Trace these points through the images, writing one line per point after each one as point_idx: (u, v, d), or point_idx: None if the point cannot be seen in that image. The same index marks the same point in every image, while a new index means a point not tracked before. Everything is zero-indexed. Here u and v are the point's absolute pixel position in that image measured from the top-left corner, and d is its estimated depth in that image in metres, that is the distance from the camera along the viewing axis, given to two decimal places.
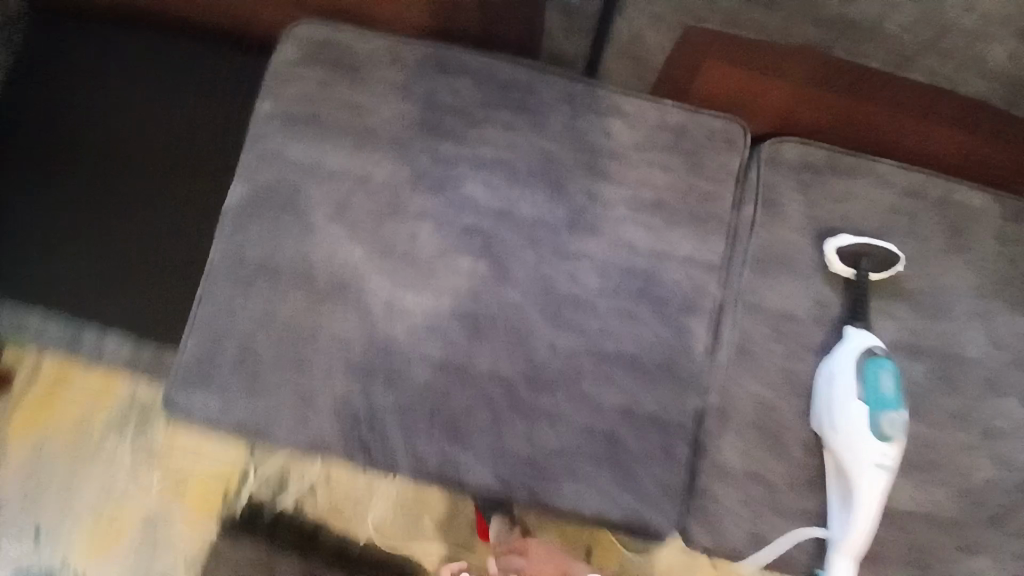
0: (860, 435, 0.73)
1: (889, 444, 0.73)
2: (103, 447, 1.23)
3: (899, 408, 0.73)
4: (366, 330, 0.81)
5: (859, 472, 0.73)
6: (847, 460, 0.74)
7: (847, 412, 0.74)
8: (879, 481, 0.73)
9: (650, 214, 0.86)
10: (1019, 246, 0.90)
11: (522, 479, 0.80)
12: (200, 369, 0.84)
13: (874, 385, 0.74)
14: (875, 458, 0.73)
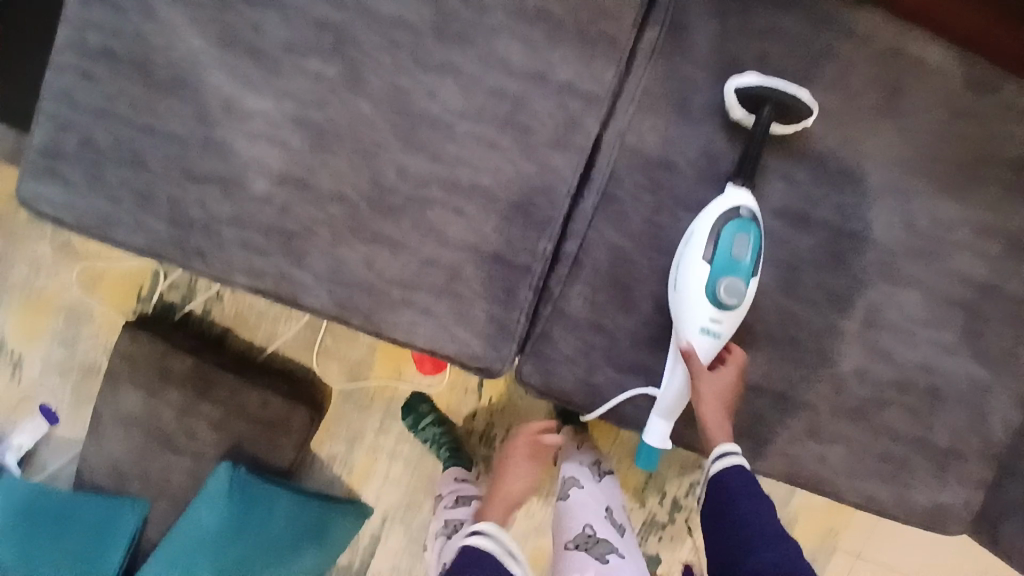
0: (692, 297, 0.71)
1: (721, 310, 0.70)
2: (26, 240, 1.23)
3: (742, 275, 0.70)
4: (202, 128, 0.75)
5: (686, 333, 0.73)
6: (677, 320, 0.73)
7: (688, 272, 0.71)
8: (704, 347, 0.72)
9: (531, 24, 0.73)
10: (964, 119, 0.77)
11: (358, 304, 0.78)
12: (43, 160, 0.78)
13: (722, 249, 0.70)
14: (702, 322, 0.71)
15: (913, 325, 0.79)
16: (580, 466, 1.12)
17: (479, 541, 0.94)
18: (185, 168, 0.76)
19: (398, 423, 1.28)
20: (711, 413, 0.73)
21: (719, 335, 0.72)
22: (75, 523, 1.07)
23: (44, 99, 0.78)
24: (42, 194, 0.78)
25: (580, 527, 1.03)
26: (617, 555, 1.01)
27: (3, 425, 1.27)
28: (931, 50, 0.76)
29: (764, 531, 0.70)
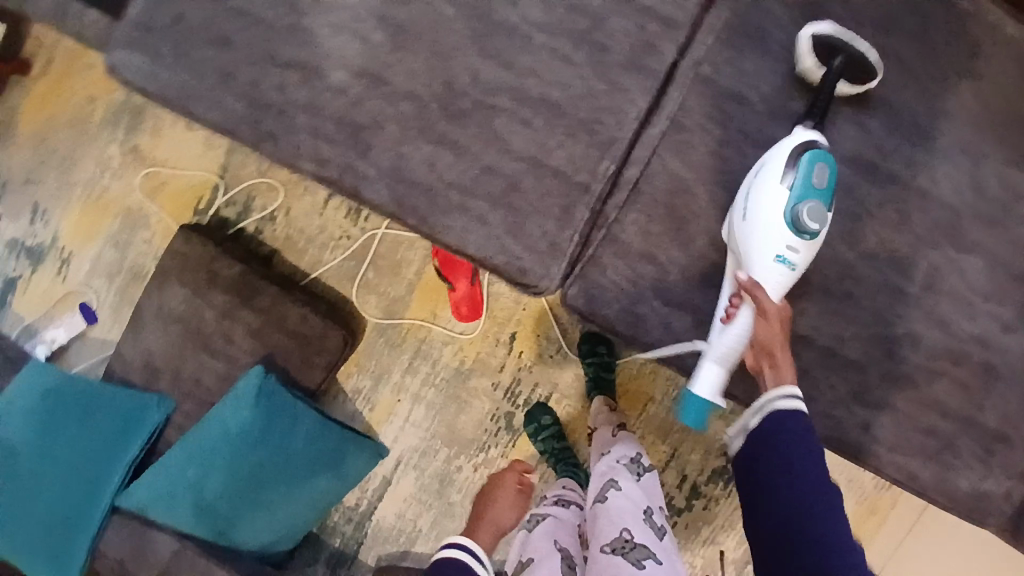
0: (770, 223, 0.70)
1: (798, 239, 0.70)
2: (98, 142, 1.30)
3: (822, 203, 0.69)
4: (291, 15, 0.78)
5: (758, 262, 0.71)
6: (749, 250, 0.71)
7: (766, 200, 0.70)
8: (778, 277, 0.71)
9: None
10: None
11: (415, 203, 0.79)
12: (139, 32, 0.81)
13: (801, 175, 0.69)
14: (777, 250, 0.70)
15: (974, 295, 0.76)
16: (619, 466, 1.05)
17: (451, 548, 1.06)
18: (269, 52, 0.79)
19: (426, 365, 1.28)
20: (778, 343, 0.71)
21: (793, 264, 0.70)
22: (93, 415, 1.08)
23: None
24: (132, 64, 0.81)
25: (617, 530, 0.97)
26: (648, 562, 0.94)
27: (42, 319, 1.33)
28: (1011, 21, 0.76)
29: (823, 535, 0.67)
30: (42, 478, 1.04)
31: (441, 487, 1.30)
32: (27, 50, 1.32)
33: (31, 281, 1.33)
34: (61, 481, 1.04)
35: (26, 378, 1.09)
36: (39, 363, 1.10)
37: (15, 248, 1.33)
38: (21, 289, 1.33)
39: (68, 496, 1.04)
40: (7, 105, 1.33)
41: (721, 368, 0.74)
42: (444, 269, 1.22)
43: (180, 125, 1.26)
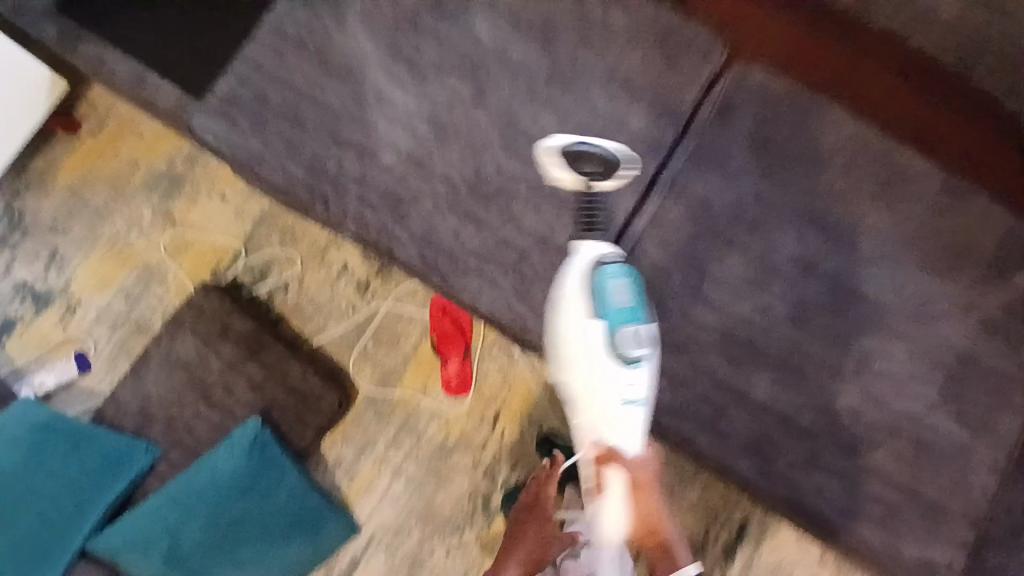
0: (609, 371, 0.84)
1: (632, 370, 0.84)
2: (132, 202, 1.38)
3: (641, 335, 0.84)
4: (354, 107, 0.96)
5: (614, 404, 0.85)
6: (603, 399, 0.85)
7: (597, 357, 0.85)
8: (635, 413, 0.86)
9: (618, 88, 0.98)
10: (947, 215, 0.95)
11: (439, 264, 0.94)
12: (222, 105, 0.98)
13: (611, 316, 0.84)
14: (623, 398, 0.85)
15: (902, 376, 0.91)
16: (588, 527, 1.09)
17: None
18: (332, 132, 0.96)
19: (410, 437, 1.32)
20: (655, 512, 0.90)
21: (641, 396, 0.85)
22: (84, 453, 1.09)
23: (238, 63, 0.99)
24: (211, 128, 0.97)
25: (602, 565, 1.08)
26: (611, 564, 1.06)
27: (32, 362, 1.34)
28: (919, 162, 0.96)
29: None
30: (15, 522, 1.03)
31: (410, 569, 1.28)
32: (79, 112, 1.41)
33: (30, 324, 1.36)
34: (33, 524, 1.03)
35: (14, 415, 1.08)
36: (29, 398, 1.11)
37: (22, 290, 1.37)
38: (18, 332, 1.35)
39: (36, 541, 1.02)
40: (50, 160, 1.41)
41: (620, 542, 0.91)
42: (439, 342, 1.31)
43: (215, 197, 1.37)
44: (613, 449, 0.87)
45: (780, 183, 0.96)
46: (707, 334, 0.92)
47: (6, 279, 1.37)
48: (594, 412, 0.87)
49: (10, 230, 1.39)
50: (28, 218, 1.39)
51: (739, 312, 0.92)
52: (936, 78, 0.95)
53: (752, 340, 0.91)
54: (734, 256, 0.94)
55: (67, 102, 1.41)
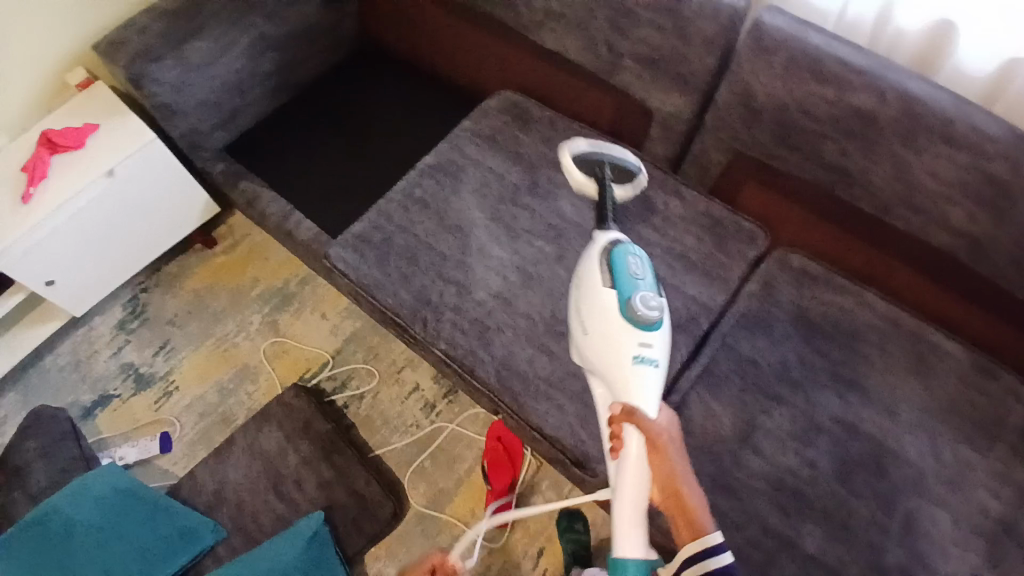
0: (619, 331, 0.91)
1: (644, 330, 0.90)
2: (245, 309, 1.57)
3: (656, 299, 0.91)
4: (461, 255, 1.20)
5: (626, 366, 0.89)
6: (616, 362, 0.90)
7: (614, 316, 0.91)
8: (648, 374, 0.89)
9: (676, 259, 1.18)
10: (977, 391, 1.04)
11: (514, 386, 1.07)
12: (354, 240, 1.22)
13: (626, 282, 0.92)
14: (637, 355, 0.89)
15: (948, 542, 0.94)
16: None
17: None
18: (439, 271, 1.18)
19: (455, 564, 1.33)
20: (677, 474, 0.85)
21: (654, 357, 0.90)
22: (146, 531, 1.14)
23: (374, 211, 1.26)
24: (345, 258, 1.20)
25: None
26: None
27: (117, 436, 1.44)
28: (947, 340, 1.08)
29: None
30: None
31: None
32: (218, 232, 1.67)
33: (125, 402, 1.47)
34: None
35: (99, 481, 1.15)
36: (114, 467, 1.18)
37: (127, 370, 1.51)
38: (113, 407, 1.47)
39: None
40: (183, 266, 1.63)
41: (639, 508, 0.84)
42: (490, 468, 1.36)
43: (317, 313, 1.57)
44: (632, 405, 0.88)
45: (817, 348, 1.09)
46: (754, 480, 0.99)
47: (116, 358, 1.52)
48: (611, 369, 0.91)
49: (131, 316, 1.57)
50: (150, 308, 1.58)
51: (785, 462, 1.00)
52: (959, 272, 1.09)
53: (799, 490, 0.98)
54: (780, 410, 1.04)
55: (210, 221, 1.67)
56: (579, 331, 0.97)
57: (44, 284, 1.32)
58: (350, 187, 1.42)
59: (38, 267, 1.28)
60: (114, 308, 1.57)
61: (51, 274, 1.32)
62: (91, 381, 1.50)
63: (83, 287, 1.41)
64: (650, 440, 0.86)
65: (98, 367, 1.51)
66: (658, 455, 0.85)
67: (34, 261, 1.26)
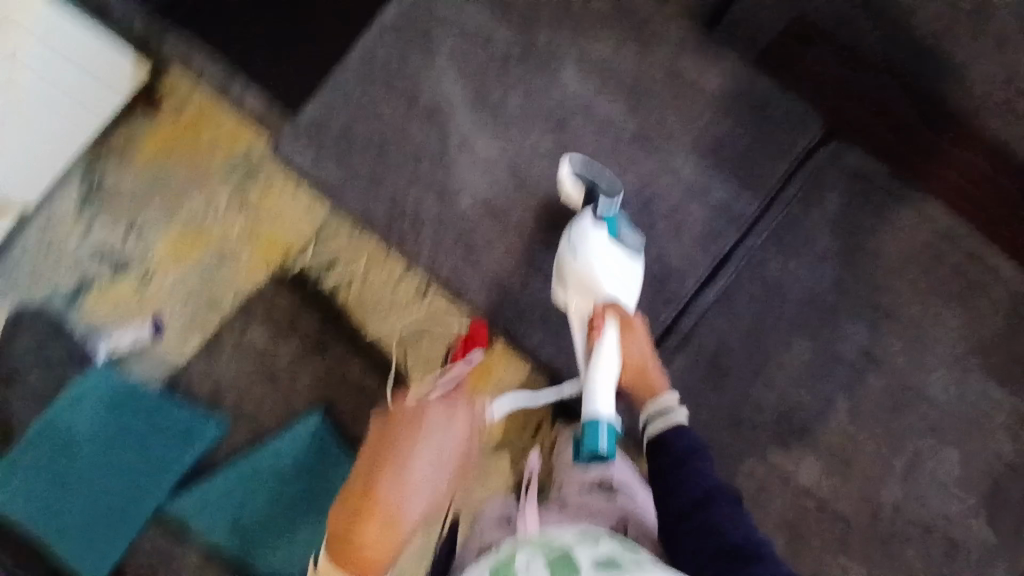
0: (602, 251, 0.89)
1: (625, 255, 0.90)
2: (211, 183, 1.38)
3: (629, 226, 0.92)
4: (440, 149, 0.98)
5: (607, 281, 0.89)
6: (597, 278, 0.88)
7: (594, 230, 0.89)
8: (624, 286, 0.90)
9: (704, 153, 0.96)
10: None
11: (505, 313, 0.96)
12: (308, 128, 1.01)
13: (611, 214, 0.91)
14: (618, 263, 0.89)
15: (948, 481, 0.91)
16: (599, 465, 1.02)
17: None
18: (414, 174, 0.98)
19: None
20: (644, 348, 0.88)
21: (630, 272, 0.90)
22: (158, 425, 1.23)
23: (325, 88, 1.02)
24: (298, 155, 1.01)
25: (599, 472, 0.97)
26: (634, 497, 0.94)
27: (108, 323, 1.32)
28: (1009, 262, 0.94)
29: (707, 476, 0.78)
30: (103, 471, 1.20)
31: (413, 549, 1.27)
32: (158, 86, 1.40)
33: (105, 288, 1.35)
34: (133, 481, 1.19)
35: (109, 381, 1.26)
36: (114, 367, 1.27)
37: (100, 254, 1.37)
38: (93, 292, 1.34)
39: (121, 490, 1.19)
40: (131, 132, 1.41)
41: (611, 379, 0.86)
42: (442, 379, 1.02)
43: (288, 189, 1.36)
44: (609, 299, 0.89)
45: (854, 269, 0.95)
46: (761, 416, 0.93)
47: (86, 240, 1.38)
48: (590, 281, 0.89)
49: (90, 192, 1.39)
50: (110, 182, 1.40)
51: (796, 399, 0.93)
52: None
53: (806, 427, 0.93)
54: (801, 342, 0.94)
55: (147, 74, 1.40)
56: (559, 257, 0.92)
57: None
58: (316, 67, 1.32)
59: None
60: (67, 184, 1.39)
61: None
62: (65, 266, 1.36)
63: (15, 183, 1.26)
64: (620, 317, 0.88)
65: (70, 251, 1.37)
66: (629, 331, 0.87)
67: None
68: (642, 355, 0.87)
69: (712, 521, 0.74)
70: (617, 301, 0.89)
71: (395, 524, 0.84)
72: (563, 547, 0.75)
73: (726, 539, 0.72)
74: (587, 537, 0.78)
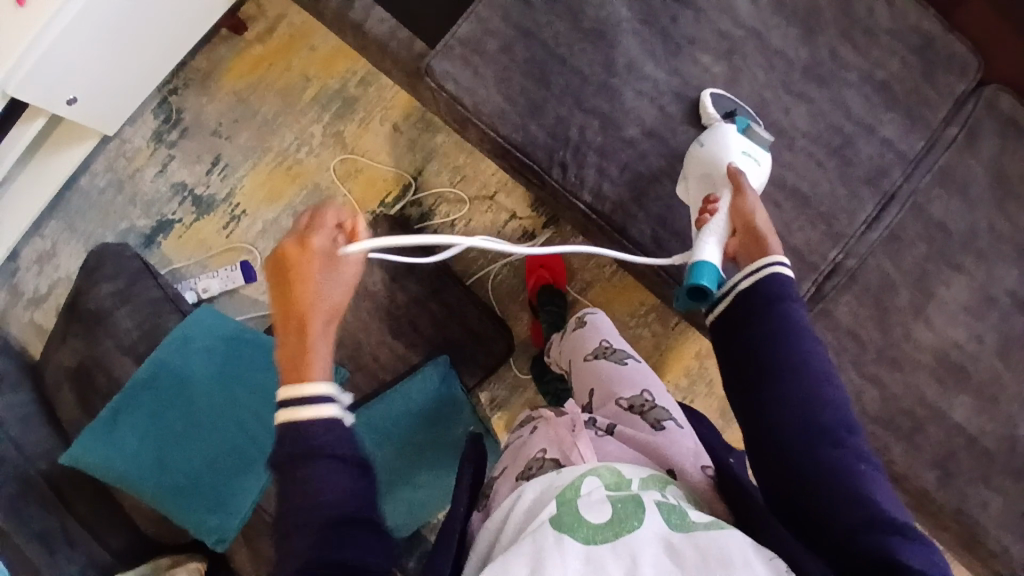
0: (731, 136, 0.86)
1: (754, 143, 0.87)
2: (302, 117, 1.35)
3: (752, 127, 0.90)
4: (605, 74, 0.95)
5: (731, 159, 0.84)
6: (718, 155, 0.84)
7: (727, 125, 0.87)
8: (749, 167, 0.84)
9: (875, 90, 0.95)
10: None
11: (671, 247, 0.94)
12: (462, 47, 0.96)
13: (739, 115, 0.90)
14: (746, 146, 0.85)
15: None
16: (645, 375, 0.84)
17: (322, 409, 0.60)
18: (577, 99, 0.95)
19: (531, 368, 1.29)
20: (759, 212, 0.76)
21: (758, 157, 0.85)
22: (266, 373, 1.06)
23: (481, 4, 0.96)
24: (454, 74, 0.95)
25: (639, 392, 0.81)
26: (678, 425, 0.78)
27: (193, 265, 1.33)
28: None
29: (792, 345, 0.66)
30: (219, 418, 1.03)
31: None
32: (245, 13, 1.35)
33: (189, 227, 1.33)
34: (227, 430, 1.03)
35: (206, 323, 1.09)
36: (215, 310, 1.12)
37: (181, 191, 1.34)
38: (175, 233, 1.33)
39: (238, 442, 1.02)
40: (214, 59, 1.35)
41: (717, 237, 0.76)
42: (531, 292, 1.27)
43: (388, 125, 1.34)
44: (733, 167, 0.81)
45: (1010, 211, 0.96)
46: (921, 353, 0.94)
47: (163, 177, 1.34)
48: (715, 159, 0.84)
49: (167, 126, 1.34)
50: (188, 116, 1.35)
51: (953, 336, 0.94)
52: None
53: (959, 363, 0.94)
54: (960, 281, 0.95)
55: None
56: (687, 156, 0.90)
57: (65, 102, 1.07)
58: None
59: (62, 87, 1.03)
60: (144, 116, 1.34)
61: (74, 91, 1.07)
62: (143, 205, 1.34)
63: (103, 97, 1.15)
64: (734, 183, 0.79)
65: (146, 187, 1.34)
66: (743, 194, 0.77)
67: (56, 77, 1.00)
68: (758, 216, 0.76)
69: (788, 391, 0.64)
70: (738, 169, 0.81)
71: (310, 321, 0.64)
72: (627, 489, 0.60)
73: (798, 418, 0.63)
74: (649, 479, 0.63)
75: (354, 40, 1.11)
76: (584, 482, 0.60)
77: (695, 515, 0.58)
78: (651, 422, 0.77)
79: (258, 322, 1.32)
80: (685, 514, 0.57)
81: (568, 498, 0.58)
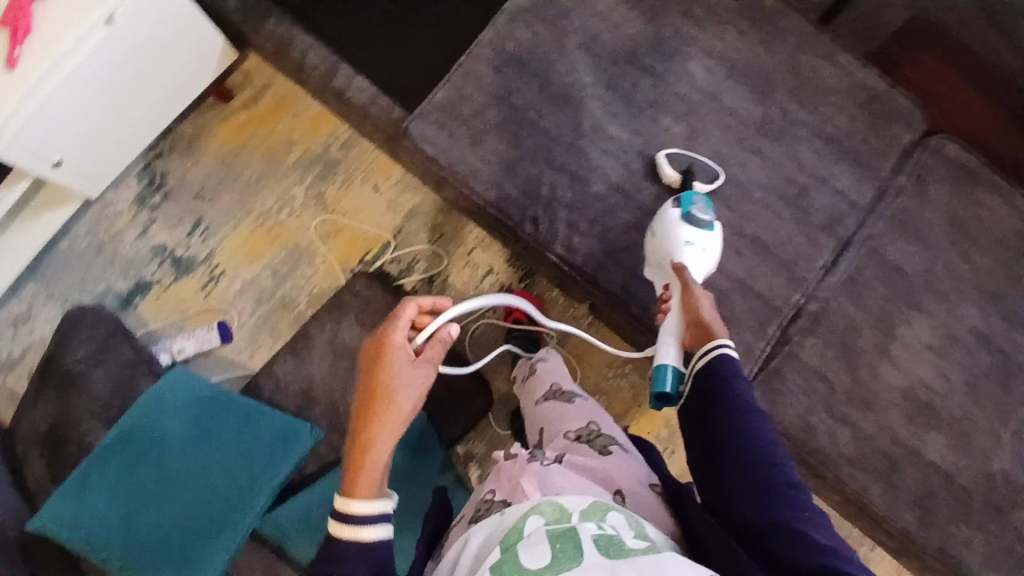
0: (675, 229, 0.89)
1: (698, 229, 0.88)
2: (285, 179, 1.39)
3: (711, 204, 0.90)
4: (573, 134, 1.00)
5: (678, 254, 0.87)
6: (665, 252, 0.89)
7: (671, 214, 0.89)
8: (694, 255, 0.87)
9: (826, 144, 1.02)
10: None
11: (642, 296, 0.97)
12: (438, 112, 1.01)
13: (687, 195, 0.90)
14: (689, 236, 0.87)
15: None
16: (592, 410, 0.86)
17: (379, 525, 0.68)
18: (547, 157, 1.00)
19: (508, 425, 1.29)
20: (704, 306, 0.80)
21: (704, 244, 0.88)
22: (241, 436, 1.03)
23: (456, 73, 1.03)
24: (430, 136, 1.00)
25: (585, 422, 0.83)
26: (625, 449, 0.79)
27: (169, 326, 1.32)
28: None
29: (741, 401, 0.68)
30: (189, 484, 1.00)
31: None
32: (231, 82, 1.41)
33: (167, 289, 1.34)
34: (196, 497, 0.99)
35: (178, 386, 1.08)
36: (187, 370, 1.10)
37: (160, 253, 1.35)
38: (153, 294, 1.33)
39: (207, 509, 0.98)
40: (200, 126, 1.40)
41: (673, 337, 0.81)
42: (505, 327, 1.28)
43: (369, 186, 1.39)
44: (678, 262, 0.86)
45: (962, 253, 1.01)
46: (890, 393, 0.96)
47: (144, 240, 1.35)
48: (664, 253, 0.89)
49: (150, 190, 1.37)
50: (171, 179, 1.38)
51: (920, 375, 0.97)
52: None
53: (927, 402, 0.96)
54: (921, 321, 0.98)
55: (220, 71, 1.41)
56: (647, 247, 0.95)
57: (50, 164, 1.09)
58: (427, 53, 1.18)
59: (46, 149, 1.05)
60: (128, 180, 1.37)
61: (58, 152, 1.09)
62: (121, 267, 1.34)
63: (87, 159, 1.17)
64: (682, 281, 0.84)
65: (126, 250, 1.35)
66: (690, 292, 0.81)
67: (40, 140, 1.02)
68: (704, 313, 0.79)
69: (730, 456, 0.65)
70: (682, 264, 0.86)
71: (382, 438, 0.71)
72: (568, 522, 0.59)
73: (744, 480, 0.63)
74: (590, 510, 0.61)
75: (338, 106, 1.17)
76: (526, 523, 0.59)
77: (633, 543, 0.57)
78: (599, 449, 0.78)
79: (232, 384, 1.30)
80: (622, 543, 0.57)
81: (510, 543, 0.58)
